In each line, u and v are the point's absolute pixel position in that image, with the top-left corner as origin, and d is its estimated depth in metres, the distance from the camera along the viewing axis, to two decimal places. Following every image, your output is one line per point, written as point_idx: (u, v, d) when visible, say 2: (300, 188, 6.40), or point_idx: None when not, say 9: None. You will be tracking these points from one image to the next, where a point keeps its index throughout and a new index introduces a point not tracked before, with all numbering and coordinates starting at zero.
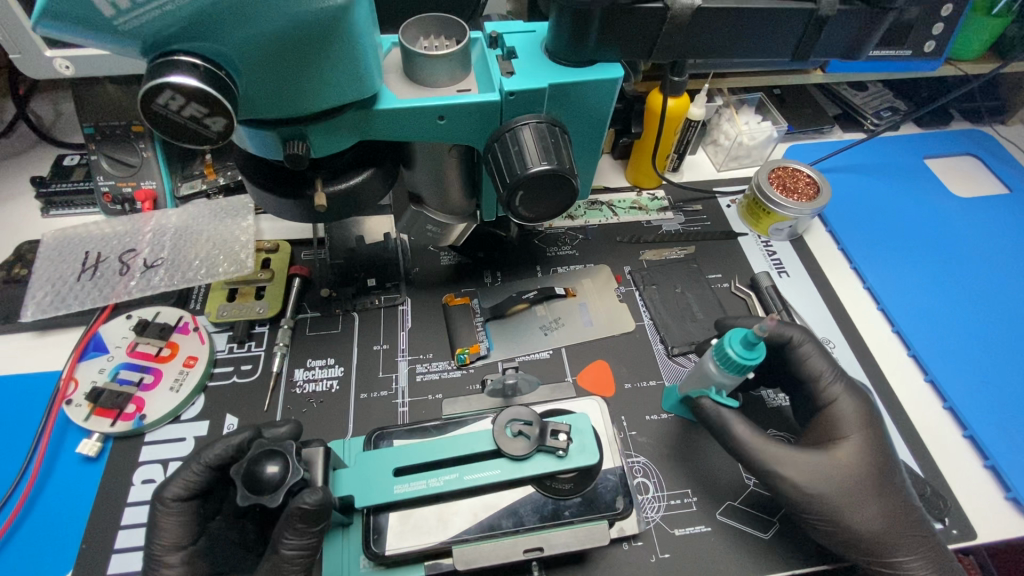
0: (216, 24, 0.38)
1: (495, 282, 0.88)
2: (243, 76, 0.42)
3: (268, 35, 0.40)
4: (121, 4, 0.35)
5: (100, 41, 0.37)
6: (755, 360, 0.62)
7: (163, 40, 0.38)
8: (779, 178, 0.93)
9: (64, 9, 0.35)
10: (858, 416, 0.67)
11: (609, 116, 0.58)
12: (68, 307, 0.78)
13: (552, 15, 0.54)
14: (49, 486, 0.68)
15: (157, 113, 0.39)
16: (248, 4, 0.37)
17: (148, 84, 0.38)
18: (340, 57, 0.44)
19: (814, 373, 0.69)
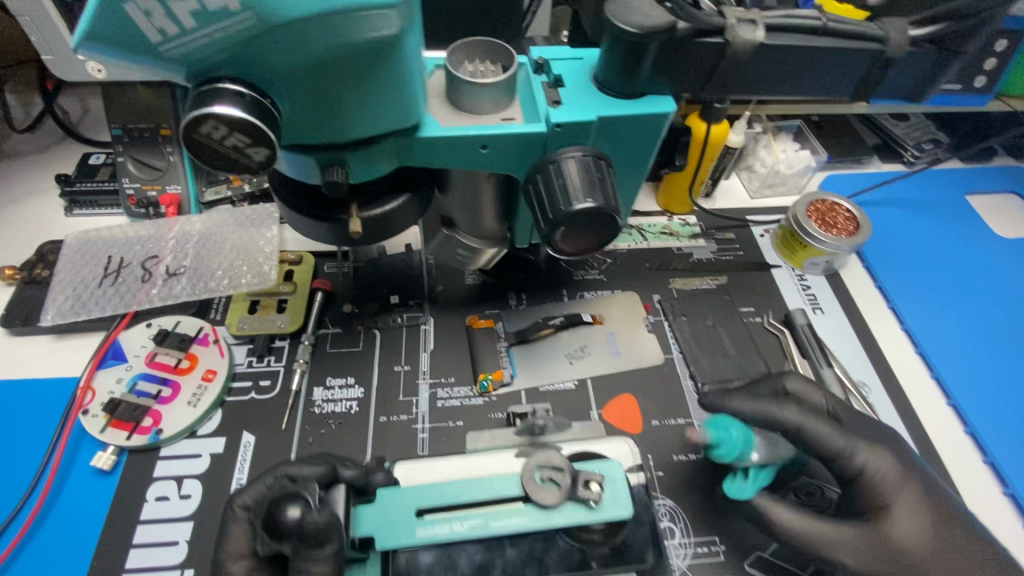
0: (264, 54, 0.36)
1: (520, 305, 0.85)
2: (286, 104, 0.40)
3: (315, 65, 0.38)
4: (169, 31, 0.34)
5: (144, 65, 0.36)
6: (728, 448, 0.61)
7: (207, 67, 0.36)
8: (817, 212, 0.90)
9: (109, 34, 0.34)
10: (891, 479, 0.63)
11: (655, 149, 0.56)
12: (89, 313, 0.77)
13: (604, 43, 0.52)
14: (62, 498, 0.67)
15: (200, 144, 0.38)
16: (297, 34, 0.35)
17: (191, 113, 0.36)
18: (387, 84, 0.42)
19: (829, 450, 0.63)
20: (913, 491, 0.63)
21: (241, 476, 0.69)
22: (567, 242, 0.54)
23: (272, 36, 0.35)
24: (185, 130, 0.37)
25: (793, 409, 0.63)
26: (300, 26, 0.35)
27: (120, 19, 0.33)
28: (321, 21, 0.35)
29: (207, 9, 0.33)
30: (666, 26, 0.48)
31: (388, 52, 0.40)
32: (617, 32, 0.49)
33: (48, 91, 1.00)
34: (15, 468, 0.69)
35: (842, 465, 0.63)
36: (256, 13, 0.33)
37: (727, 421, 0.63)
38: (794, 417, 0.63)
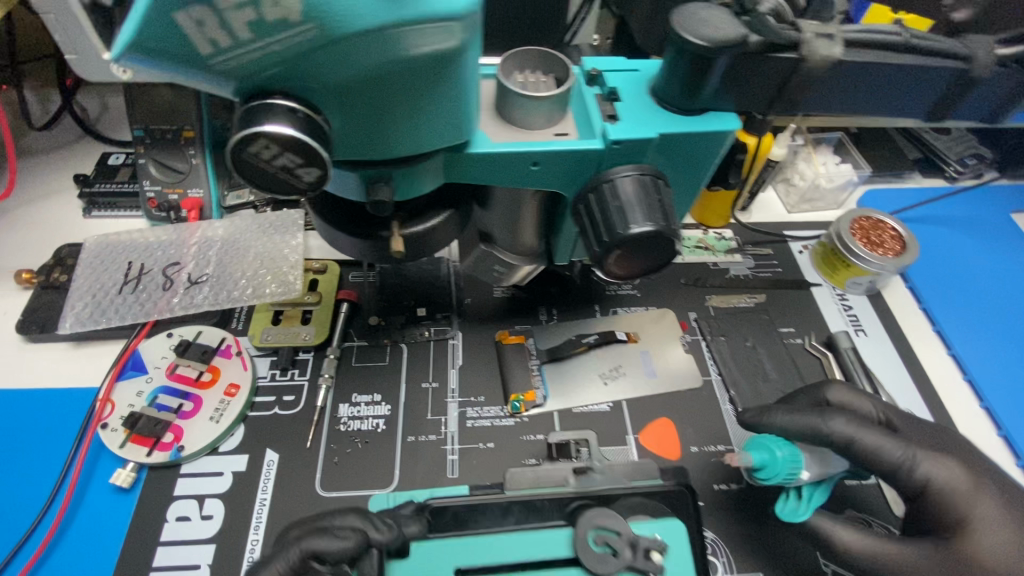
0: (319, 66, 0.33)
1: (551, 320, 0.82)
2: (338, 120, 0.37)
3: (373, 79, 0.35)
4: (221, 42, 0.31)
5: (192, 77, 0.34)
6: (775, 469, 0.61)
7: (258, 81, 0.34)
8: (861, 230, 0.87)
9: (158, 44, 0.31)
10: (963, 491, 0.58)
11: (714, 167, 0.53)
12: (109, 321, 0.74)
13: (666, 55, 0.48)
14: (80, 516, 0.65)
15: (245, 166, 0.35)
16: (357, 48, 0.32)
17: (241, 132, 0.34)
18: (445, 100, 0.39)
19: (887, 462, 0.59)
20: (993, 502, 0.58)
21: (265, 496, 0.67)
22: (626, 266, 0.51)
23: (332, 50, 0.32)
24: (230, 150, 0.34)
25: (839, 420, 0.61)
26: (362, 39, 0.32)
27: (171, 29, 0.30)
28: (384, 33, 0.32)
29: (265, 20, 0.30)
30: (737, 40, 0.44)
31: (449, 64, 0.37)
32: (682, 43, 0.45)
33: (66, 87, 0.97)
34: (31, 483, 0.67)
35: (903, 478, 0.59)
36: (318, 24, 0.31)
37: (772, 442, 0.62)
38: (841, 430, 0.60)
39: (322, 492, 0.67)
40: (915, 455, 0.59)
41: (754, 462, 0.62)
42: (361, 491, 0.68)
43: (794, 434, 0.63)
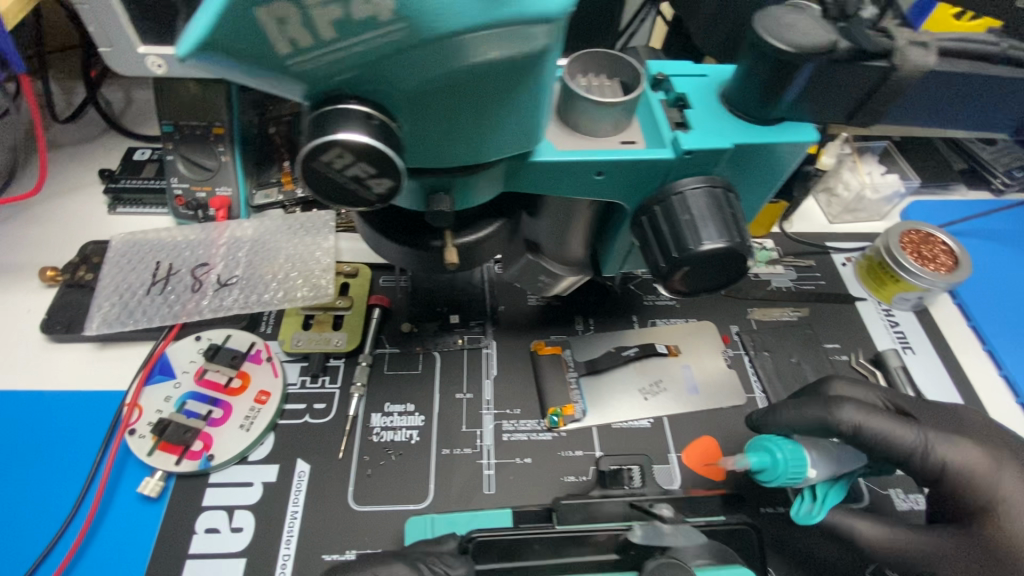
0: (402, 69, 0.31)
1: (587, 331, 0.79)
2: (410, 125, 0.35)
3: (453, 82, 0.32)
4: (300, 42, 0.29)
5: (263, 78, 0.32)
6: (776, 469, 0.58)
7: (333, 83, 0.32)
8: (911, 243, 0.84)
9: (234, 42, 0.29)
10: (982, 470, 0.57)
11: (784, 179, 0.50)
12: (135, 323, 0.72)
13: (742, 59, 0.46)
14: (106, 525, 0.63)
15: (315, 173, 0.33)
16: (443, 48, 0.30)
17: (312, 142, 0.32)
18: (522, 105, 0.37)
19: (905, 448, 0.57)
20: (1014, 475, 0.57)
21: (296, 508, 0.65)
22: (693, 282, 0.48)
23: (418, 52, 0.30)
24: (302, 156, 0.32)
25: (850, 409, 0.59)
26: (453, 41, 0.29)
27: (250, 26, 0.28)
28: (476, 36, 0.29)
29: (352, 18, 0.28)
30: (826, 47, 0.41)
31: (531, 68, 0.34)
32: (765, 48, 0.43)
33: (91, 79, 0.95)
34: (56, 489, 0.65)
35: (923, 463, 0.57)
36: (408, 24, 0.28)
37: (770, 442, 0.60)
38: (852, 420, 0.58)
39: (355, 506, 0.65)
40: (930, 438, 0.58)
41: (756, 466, 0.59)
42: (395, 506, 0.65)
43: (804, 428, 0.61)
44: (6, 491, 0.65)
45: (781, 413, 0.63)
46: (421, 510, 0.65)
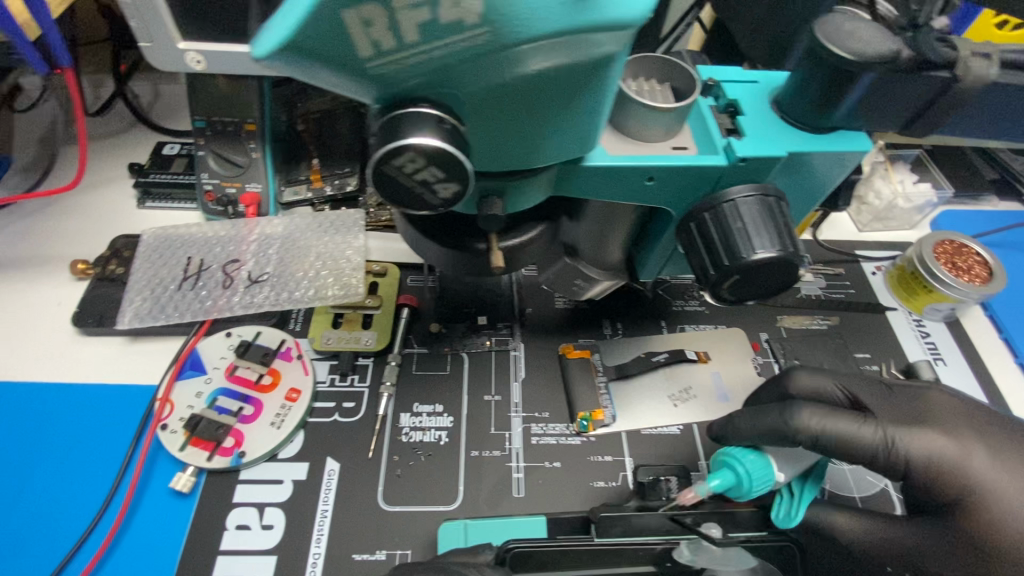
0: (478, 72, 0.31)
1: (615, 335, 0.79)
2: (477, 128, 0.35)
3: (527, 85, 0.33)
4: (384, 44, 0.30)
5: (340, 79, 0.32)
6: (743, 483, 0.57)
7: (409, 85, 0.32)
8: (944, 253, 0.83)
9: (317, 45, 0.30)
10: (948, 458, 0.55)
11: (832, 186, 0.50)
12: (167, 318, 0.73)
13: (797, 66, 0.46)
14: (138, 519, 0.63)
15: (384, 175, 0.34)
16: (524, 52, 0.30)
17: (386, 146, 0.33)
18: (588, 110, 0.37)
19: (867, 448, 0.55)
20: (982, 455, 0.55)
21: (326, 506, 0.65)
22: (740, 290, 0.48)
23: (496, 57, 0.30)
24: (376, 159, 0.33)
25: (806, 414, 0.56)
26: (532, 46, 0.30)
27: (335, 28, 0.29)
28: (554, 41, 0.30)
29: (438, 22, 0.29)
30: (887, 56, 0.42)
31: (603, 73, 0.34)
32: (824, 55, 0.43)
33: (120, 72, 0.95)
34: (88, 482, 0.65)
35: (888, 461, 0.55)
36: (492, 28, 0.29)
37: (729, 456, 0.59)
38: (812, 424, 0.56)
39: (385, 506, 0.65)
40: (890, 433, 0.55)
41: (720, 487, 0.58)
42: (424, 507, 0.65)
43: (763, 438, 0.58)
44: (40, 482, 0.65)
45: (740, 423, 0.61)
46: (450, 512, 0.65)
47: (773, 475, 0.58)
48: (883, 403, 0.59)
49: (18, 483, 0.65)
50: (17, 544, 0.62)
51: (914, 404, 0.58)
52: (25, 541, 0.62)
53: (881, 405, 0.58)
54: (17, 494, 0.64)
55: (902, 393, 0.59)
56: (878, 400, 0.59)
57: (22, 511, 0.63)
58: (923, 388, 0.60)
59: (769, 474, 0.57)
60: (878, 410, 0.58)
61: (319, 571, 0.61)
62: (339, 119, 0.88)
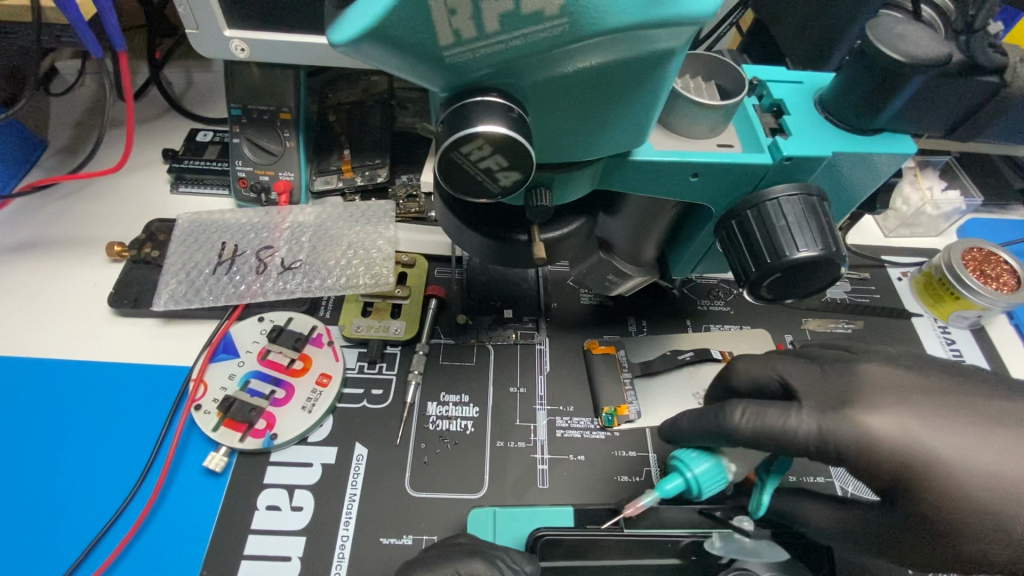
0: (551, 63, 0.32)
1: (640, 332, 0.79)
2: (540, 118, 0.36)
3: (594, 76, 0.34)
4: (464, 34, 0.31)
5: (414, 69, 0.33)
6: (697, 486, 0.54)
7: (481, 76, 0.33)
8: (973, 261, 0.82)
9: (400, 33, 0.31)
10: (891, 438, 0.48)
11: (873, 185, 0.52)
12: (202, 301, 0.74)
13: (843, 67, 0.47)
14: (171, 496, 0.65)
15: (451, 161, 0.35)
16: (598, 43, 0.31)
17: (455, 133, 0.34)
18: (648, 105, 0.37)
19: (799, 443, 0.49)
20: (924, 425, 0.48)
21: (355, 490, 0.66)
22: (778, 287, 0.49)
23: (569, 49, 0.31)
24: (445, 146, 0.34)
25: (738, 409, 0.52)
26: (605, 38, 0.31)
27: (420, 17, 0.30)
28: (626, 34, 0.31)
29: (520, 12, 0.30)
30: (938, 59, 0.42)
31: (667, 67, 0.35)
32: (875, 56, 0.44)
33: (155, 59, 0.95)
34: (122, 459, 0.67)
35: (824, 455, 0.49)
36: (571, 20, 0.30)
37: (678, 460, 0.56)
38: (745, 420, 0.51)
39: (412, 492, 0.66)
40: (822, 421, 0.49)
41: (673, 493, 0.55)
42: (451, 494, 0.66)
43: (704, 439, 0.54)
44: (76, 458, 0.67)
45: (681, 423, 0.57)
46: (476, 500, 0.66)
47: (725, 472, 0.55)
48: (814, 384, 0.53)
49: (55, 458, 0.67)
50: (55, 517, 0.63)
51: (845, 382, 0.52)
52: (62, 515, 0.64)
53: (812, 388, 0.52)
54: (55, 468, 0.66)
55: (832, 370, 0.53)
56: (809, 381, 0.53)
57: (59, 485, 0.65)
58: (854, 361, 0.53)
59: (719, 472, 0.55)
60: (807, 394, 0.52)
61: (347, 553, 0.62)
62: (370, 111, 0.89)
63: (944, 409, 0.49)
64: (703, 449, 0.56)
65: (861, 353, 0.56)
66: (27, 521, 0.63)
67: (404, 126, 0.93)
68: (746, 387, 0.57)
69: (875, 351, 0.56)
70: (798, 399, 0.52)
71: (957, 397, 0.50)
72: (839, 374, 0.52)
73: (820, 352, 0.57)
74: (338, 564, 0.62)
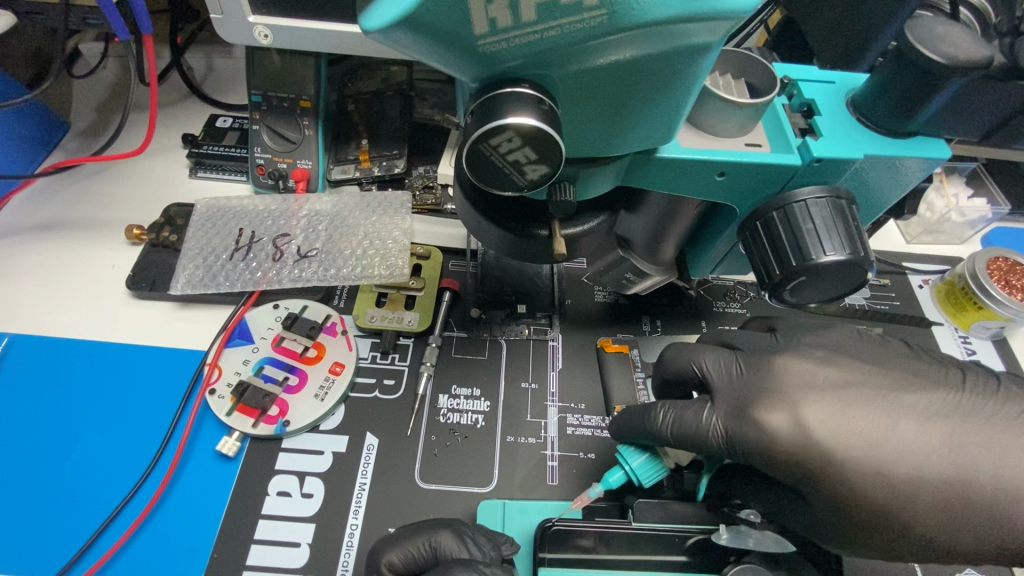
0: (586, 56, 0.32)
1: (654, 331, 0.78)
2: (568, 110, 0.36)
3: (629, 67, 0.33)
4: (499, 22, 0.30)
5: (444, 56, 0.33)
6: (638, 476, 0.58)
7: (515, 66, 0.33)
8: (997, 271, 0.80)
9: (434, 20, 0.30)
10: (791, 443, 0.50)
11: (901, 191, 0.51)
12: (218, 287, 0.75)
13: (878, 68, 0.47)
14: (184, 478, 0.65)
15: (479, 153, 0.35)
16: (638, 35, 0.31)
17: (484, 127, 0.33)
18: (679, 101, 0.37)
19: (710, 446, 0.53)
20: (815, 411, 0.50)
21: (365, 480, 0.66)
22: (802, 291, 0.48)
23: (608, 40, 0.31)
24: (474, 139, 0.34)
25: (662, 411, 0.56)
26: (643, 31, 0.30)
27: (456, 5, 0.30)
28: (663, 28, 0.30)
29: (557, 2, 0.29)
30: (980, 63, 0.41)
31: (703, 62, 0.34)
32: (914, 57, 0.43)
33: (176, 43, 0.95)
34: (137, 441, 0.68)
35: (734, 457, 0.52)
36: (610, 11, 0.30)
37: (619, 453, 0.60)
38: (667, 424, 0.55)
39: (421, 484, 0.66)
40: (728, 425, 0.52)
41: (616, 484, 0.59)
42: (460, 487, 0.66)
43: (635, 437, 0.59)
44: (91, 437, 0.67)
45: (619, 421, 0.61)
46: (485, 494, 0.66)
47: (662, 466, 0.58)
48: (729, 380, 0.55)
49: (71, 437, 0.67)
50: (69, 495, 0.64)
51: (759, 377, 0.53)
52: (77, 493, 0.64)
53: (727, 385, 0.55)
54: (72, 446, 0.67)
55: (748, 367, 0.54)
56: (725, 376, 0.55)
57: (75, 464, 0.66)
58: (771, 354, 0.55)
59: (657, 466, 0.58)
60: (721, 392, 0.54)
61: (355, 541, 0.62)
62: (388, 101, 0.88)
63: (872, 402, 0.51)
64: (639, 445, 0.59)
65: (787, 342, 0.57)
66: (43, 498, 0.64)
67: (422, 118, 0.92)
68: (675, 375, 0.60)
69: (794, 342, 0.57)
70: (712, 398, 0.55)
71: (911, 392, 0.52)
72: (753, 371, 0.54)
73: (744, 341, 0.59)
74: (346, 553, 0.62)
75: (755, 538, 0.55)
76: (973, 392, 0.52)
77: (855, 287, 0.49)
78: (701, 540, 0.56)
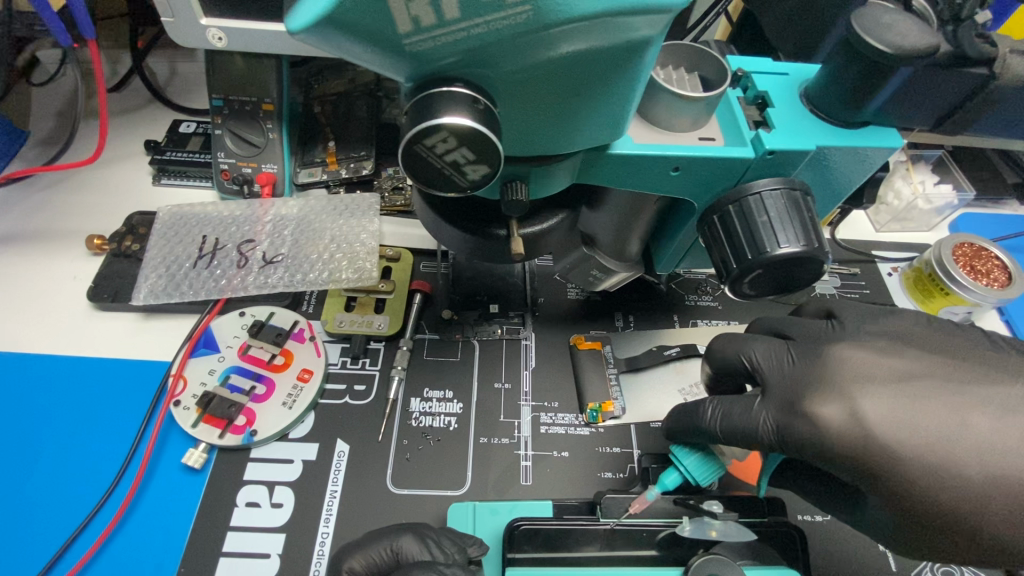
0: (520, 54, 0.31)
1: (627, 327, 0.77)
2: (509, 108, 0.35)
3: (566, 61, 0.32)
4: (424, 20, 0.30)
5: (373, 57, 0.32)
6: (697, 476, 0.58)
7: (448, 64, 0.32)
8: (963, 256, 0.81)
9: (356, 19, 0.29)
10: (847, 437, 0.49)
11: (857, 183, 0.51)
12: (181, 296, 0.73)
13: (829, 58, 0.47)
14: (149, 493, 0.64)
15: (415, 154, 0.35)
16: (571, 29, 0.30)
17: (417, 126, 0.33)
18: (623, 95, 0.36)
19: (760, 441, 0.53)
20: (874, 404, 0.50)
21: (335, 487, 0.65)
22: (761, 284, 0.48)
23: (538, 36, 0.30)
24: (408, 139, 0.34)
25: (710, 406, 0.56)
26: (576, 25, 0.30)
27: (377, 4, 0.29)
28: (597, 22, 0.30)
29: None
30: (926, 50, 0.41)
31: (642, 55, 0.34)
32: (862, 48, 0.42)
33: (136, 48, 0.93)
34: (101, 455, 0.66)
35: (785, 451, 0.52)
36: (535, 6, 0.29)
37: (675, 455, 0.59)
38: (715, 419, 0.56)
39: (393, 488, 0.65)
40: (778, 419, 0.52)
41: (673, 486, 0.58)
42: (432, 490, 0.65)
43: (686, 436, 0.59)
44: (53, 453, 0.66)
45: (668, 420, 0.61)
46: (458, 496, 0.65)
47: (715, 466, 0.59)
48: (780, 371, 0.54)
49: (32, 453, 0.66)
50: (30, 513, 0.63)
51: (813, 366, 0.53)
52: (38, 510, 0.63)
53: (778, 377, 0.54)
54: (33, 462, 0.65)
55: (800, 357, 0.54)
56: (776, 367, 0.55)
57: (35, 481, 0.64)
58: (827, 343, 0.54)
59: (711, 467, 0.59)
60: (771, 382, 0.54)
61: (327, 549, 0.62)
62: (355, 102, 0.87)
63: (929, 396, 0.50)
64: (692, 444, 0.60)
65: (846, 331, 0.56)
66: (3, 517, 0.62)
67: (389, 118, 0.91)
68: (721, 366, 0.59)
69: (855, 330, 0.55)
70: (763, 391, 0.54)
71: (985, 385, 0.51)
72: (807, 360, 0.53)
73: (798, 329, 0.58)
74: (318, 561, 0.61)
75: (719, 529, 0.55)
76: (987, 377, 0.51)
77: (815, 279, 0.48)
78: (669, 535, 0.57)
